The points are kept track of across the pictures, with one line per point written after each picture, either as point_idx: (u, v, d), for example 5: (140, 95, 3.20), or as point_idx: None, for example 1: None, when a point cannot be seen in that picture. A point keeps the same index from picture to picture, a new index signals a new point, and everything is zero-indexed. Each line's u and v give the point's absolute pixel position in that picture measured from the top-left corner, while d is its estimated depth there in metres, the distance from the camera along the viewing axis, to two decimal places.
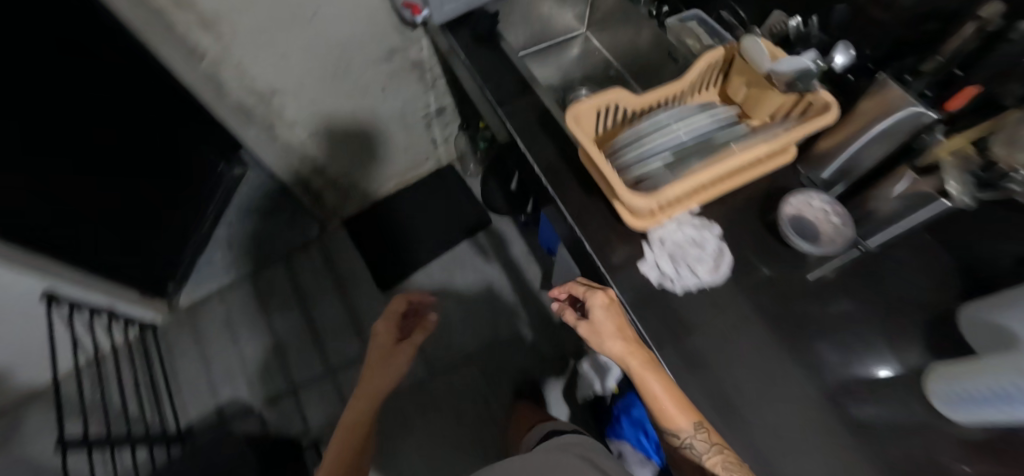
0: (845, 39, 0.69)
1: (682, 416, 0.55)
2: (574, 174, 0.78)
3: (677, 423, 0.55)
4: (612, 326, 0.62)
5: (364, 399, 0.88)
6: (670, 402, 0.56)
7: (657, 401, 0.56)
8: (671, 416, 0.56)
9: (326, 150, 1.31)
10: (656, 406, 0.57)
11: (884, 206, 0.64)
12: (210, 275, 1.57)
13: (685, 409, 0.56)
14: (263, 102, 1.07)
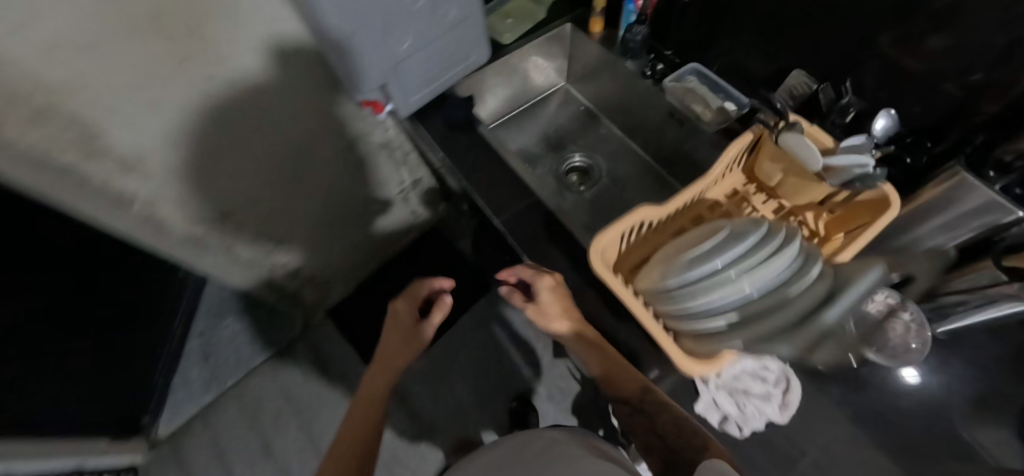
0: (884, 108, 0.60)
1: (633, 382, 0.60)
2: (594, 292, 0.67)
3: (623, 388, 0.60)
4: (558, 306, 0.64)
5: (376, 393, 0.73)
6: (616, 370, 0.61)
7: (613, 367, 0.62)
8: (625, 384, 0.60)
9: (298, 251, 1.18)
10: (610, 378, 0.62)
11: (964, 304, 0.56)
12: (189, 397, 1.41)
13: (628, 376, 0.61)
14: (217, 228, 0.92)
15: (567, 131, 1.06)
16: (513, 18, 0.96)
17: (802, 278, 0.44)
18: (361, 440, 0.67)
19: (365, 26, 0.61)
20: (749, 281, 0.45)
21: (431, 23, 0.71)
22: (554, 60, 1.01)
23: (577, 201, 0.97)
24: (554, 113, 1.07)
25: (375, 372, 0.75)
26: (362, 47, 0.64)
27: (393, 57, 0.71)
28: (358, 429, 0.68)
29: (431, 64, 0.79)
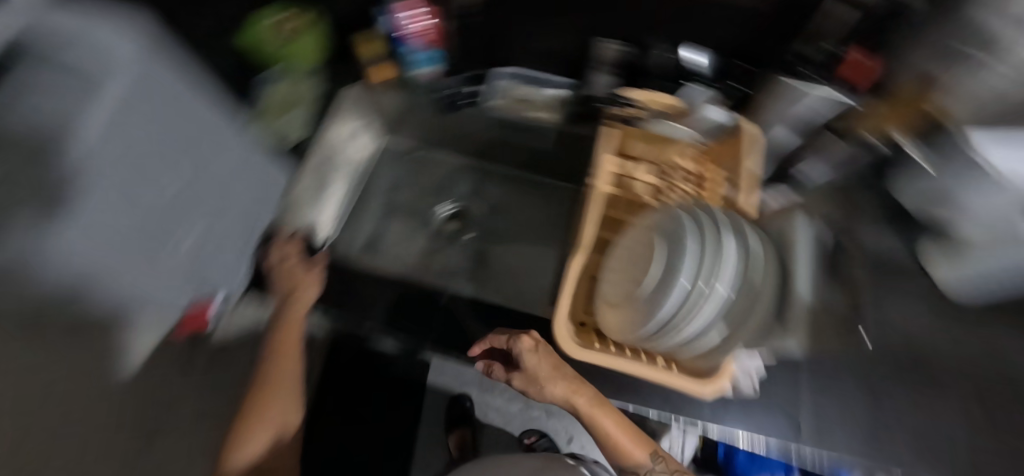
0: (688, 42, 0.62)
1: (638, 451, 0.52)
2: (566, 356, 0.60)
3: (636, 455, 0.52)
4: (547, 367, 0.52)
5: (296, 315, 0.63)
6: (624, 435, 0.52)
7: (617, 440, 0.52)
8: (623, 457, 0.52)
9: None
10: (618, 451, 0.52)
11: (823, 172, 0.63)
12: None
13: (636, 450, 0.52)
14: None
15: (414, 186, 0.92)
16: (291, 110, 0.72)
17: (754, 261, 0.43)
18: (287, 375, 0.59)
19: (104, 212, 0.44)
20: (720, 284, 0.42)
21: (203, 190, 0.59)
22: (359, 129, 0.85)
23: (468, 254, 0.86)
24: (392, 176, 0.92)
25: (288, 344, 0.60)
26: (110, 239, 0.45)
27: (158, 241, 0.53)
28: (284, 365, 0.59)
29: (211, 234, 0.63)
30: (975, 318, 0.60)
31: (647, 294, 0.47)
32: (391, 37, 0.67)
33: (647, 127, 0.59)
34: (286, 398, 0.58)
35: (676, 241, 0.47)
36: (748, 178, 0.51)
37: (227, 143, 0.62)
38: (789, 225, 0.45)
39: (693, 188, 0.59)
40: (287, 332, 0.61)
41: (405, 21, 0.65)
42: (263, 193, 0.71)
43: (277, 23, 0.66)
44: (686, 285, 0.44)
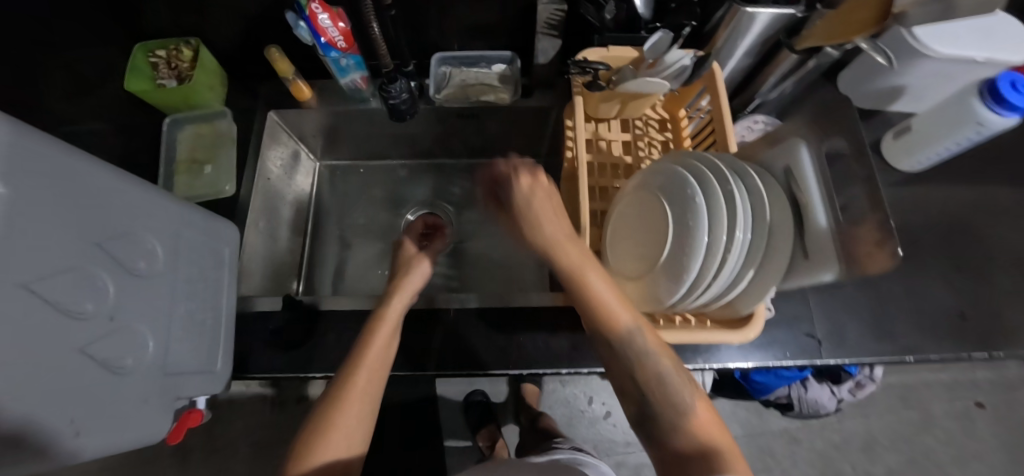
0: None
1: (624, 317, 0.40)
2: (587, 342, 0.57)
3: (619, 333, 0.40)
4: (546, 203, 0.43)
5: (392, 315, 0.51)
6: (613, 312, 0.40)
7: (598, 293, 0.41)
8: (604, 321, 0.40)
9: None
10: (603, 317, 0.40)
11: (775, 89, 0.64)
12: None
13: (616, 318, 0.40)
14: None
15: (363, 201, 0.80)
16: (216, 160, 0.64)
17: (761, 202, 0.43)
18: (379, 362, 0.47)
19: None
20: (737, 229, 0.41)
21: (92, 273, 0.36)
22: (294, 148, 0.74)
23: (449, 261, 0.77)
24: (335, 199, 0.80)
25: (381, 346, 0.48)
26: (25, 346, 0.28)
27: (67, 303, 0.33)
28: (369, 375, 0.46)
29: (154, 336, 0.43)
30: (917, 189, 0.67)
31: (663, 260, 0.46)
32: (318, 46, 0.57)
33: (613, 89, 0.55)
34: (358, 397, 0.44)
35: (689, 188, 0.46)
36: (724, 113, 0.53)
37: (88, 179, 0.35)
38: (788, 156, 0.44)
39: (660, 135, 0.63)
40: (379, 331, 0.49)
41: (326, 23, 0.54)
42: (213, 261, 0.53)
43: (157, 67, 0.62)
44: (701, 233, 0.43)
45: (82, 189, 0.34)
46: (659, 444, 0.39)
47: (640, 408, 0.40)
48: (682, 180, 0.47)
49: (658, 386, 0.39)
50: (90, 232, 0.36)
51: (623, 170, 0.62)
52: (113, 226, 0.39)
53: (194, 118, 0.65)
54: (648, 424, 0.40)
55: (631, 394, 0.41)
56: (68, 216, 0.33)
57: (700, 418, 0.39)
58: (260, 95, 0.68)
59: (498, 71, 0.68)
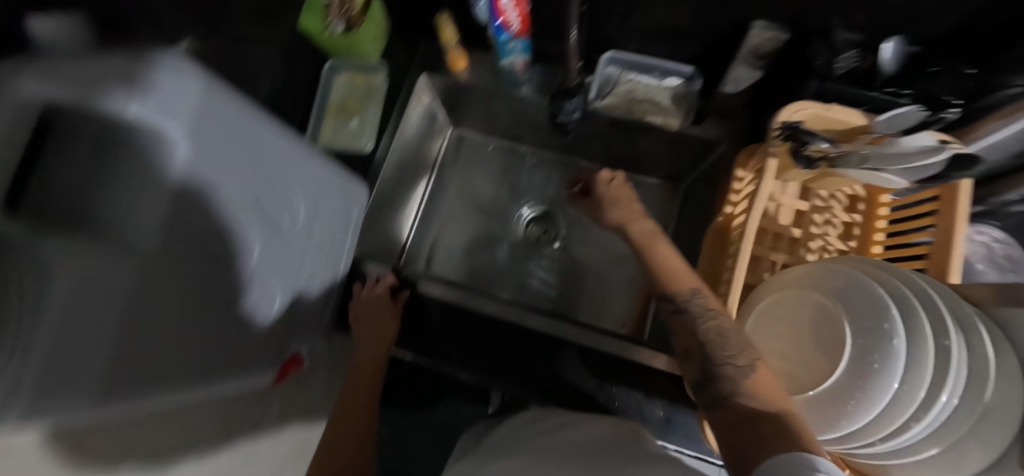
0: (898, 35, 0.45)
1: (683, 281, 0.45)
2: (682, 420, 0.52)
3: (672, 284, 0.45)
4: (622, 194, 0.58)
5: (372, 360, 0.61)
6: (669, 264, 0.47)
7: (664, 260, 0.48)
8: (666, 281, 0.46)
9: None
10: (665, 276, 0.46)
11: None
12: None
13: (680, 278, 0.45)
14: None
15: (483, 181, 0.78)
16: (360, 113, 0.64)
17: (986, 378, 0.35)
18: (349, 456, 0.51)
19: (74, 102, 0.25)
20: (943, 391, 0.35)
21: (243, 229, 0.41)
22: (433, 108, 0.71)
23: (554, 268, 0.73)
24: (458, 169, 0.79)
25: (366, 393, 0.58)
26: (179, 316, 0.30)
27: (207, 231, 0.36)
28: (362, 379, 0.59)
29: (281, 285, 0.49)
30: None
31: (824, 388, 0.39)
32: (491, 26, 0.53)
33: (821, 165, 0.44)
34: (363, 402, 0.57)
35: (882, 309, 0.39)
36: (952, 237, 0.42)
37: (253, 137, 0.39)
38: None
39: (847, 215, 0.53)
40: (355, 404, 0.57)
41: (507, 3, 0.50)
42: (341, 220, 0.57)
43: None
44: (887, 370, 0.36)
45: (244, 147, 0.38)
46: (721, 402, 0.36)
47: (704, 366, 0.39)
48: (884, 309, 0.38)
49: (717, 337, 0.40)
50: (249, 190, 0.40)
51: (785, 243, 0.53)
52: (269, 184, 0.43)
53: (351, 65, 0.65)
54: (710, 385, 0.38)
55: (694, 352, 0.41)
56: (232, 174, 0.37)
57: (763, 382, 0.36)
58: (417, 52, 0.67)
59: (671, 88, 0.59)
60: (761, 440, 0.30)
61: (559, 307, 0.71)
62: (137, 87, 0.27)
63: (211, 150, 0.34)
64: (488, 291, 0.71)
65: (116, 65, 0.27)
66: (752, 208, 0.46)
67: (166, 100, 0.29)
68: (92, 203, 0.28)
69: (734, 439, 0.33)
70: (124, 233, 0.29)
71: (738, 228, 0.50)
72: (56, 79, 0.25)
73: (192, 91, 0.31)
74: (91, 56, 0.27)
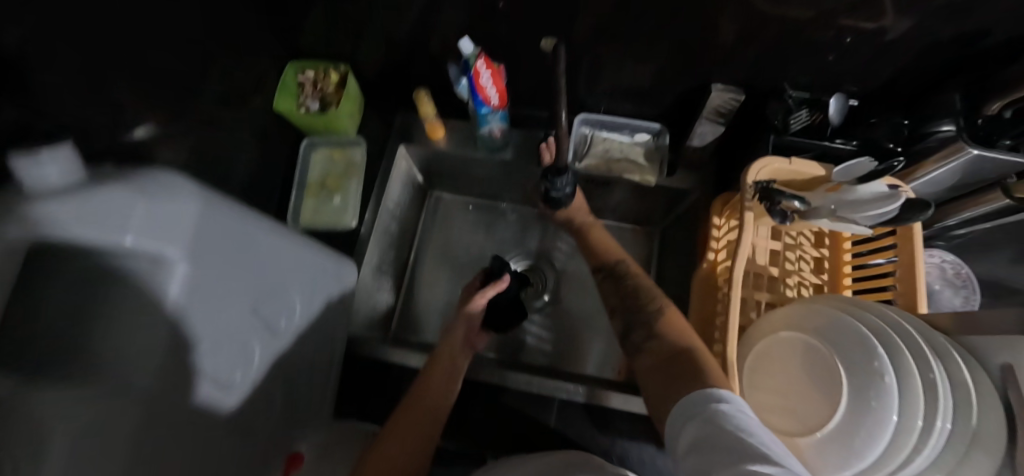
0: (839, 93, 0.50)
1: (613, 256, 0.58)
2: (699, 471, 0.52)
3: (603, 258, 0.58)
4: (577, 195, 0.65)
5: (449, 360, 0.50)
6: (602, 245, 0.60)
7: (600, 242, 0.61)
8: (598, 253, 0.59)
9: None
10: (600, 252, 0.59)
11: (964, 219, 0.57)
12: None
13: (610, 254, 0.59)
14: None
15: (467, 239, 0.78)
16: (343, 190, 0.64)
17: (970, 403, 0.38)
18: None
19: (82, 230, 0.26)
20: (940, 418, 0.37)
21: (244, 339, 0.39)
22: (413, 174, 0.73)
23: (546, 321, 0.73)
24: (441, 230, 0.79)
25: (433, 396, 0.46)
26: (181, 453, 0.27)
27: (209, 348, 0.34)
28: (438, 376, 0.48)
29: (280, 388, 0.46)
30: None
31: (831, 428, 0.41)
32: (472, 102, 0.55)
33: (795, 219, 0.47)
34: (429, 411, 0.45)
35: (863, 343, 0.42)
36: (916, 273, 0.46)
37: (253, 245, 0.39)
38: (1012, 353, 0.37)
39: (815, 250, 0.57)
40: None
41: (486, 81, 0.52)
42: (338, 308, 0.56)
43: (303, 86, 0.65)
44: (883, 405, 0.38)
45: (244, 257, 0.38)
46: (640, 347, 0.46)
47: (628, 318, 0.50)
48: (870, 347, 0.41)
49: (634, 292, 0.52)
50: (249, 300, 0.39)
51: (765, 281, 0.57)
52: (269, 288, 0.41)
53: (329, 142, 0.66)
54: (631, 331, 0.49)
55: (620, 308, 0.52)
56: (231, 285, 0.36)
57: (671, 321, 0.47)
58: (395, 123, 0.69)
59: (643, 144, 0.63)
60: (674, 374, 0.39)
61: (556, 363, 0.70)
62: (135, 217, 0.28)
63: (209, 268, 0.33)
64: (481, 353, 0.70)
65: (110, 200, 0.28)
66: (736, 260, 0.48)
67: (159, 225, 0.29)
68: (92, 334, 0.28)
69: (656, 374, 0.41)
70: (102, 365, 0.28)
71: (723, 276, 0.53)
72: (69, 213, 0.26)
73: (190, 213, 0.31)
74: (96, 188, 0.27)
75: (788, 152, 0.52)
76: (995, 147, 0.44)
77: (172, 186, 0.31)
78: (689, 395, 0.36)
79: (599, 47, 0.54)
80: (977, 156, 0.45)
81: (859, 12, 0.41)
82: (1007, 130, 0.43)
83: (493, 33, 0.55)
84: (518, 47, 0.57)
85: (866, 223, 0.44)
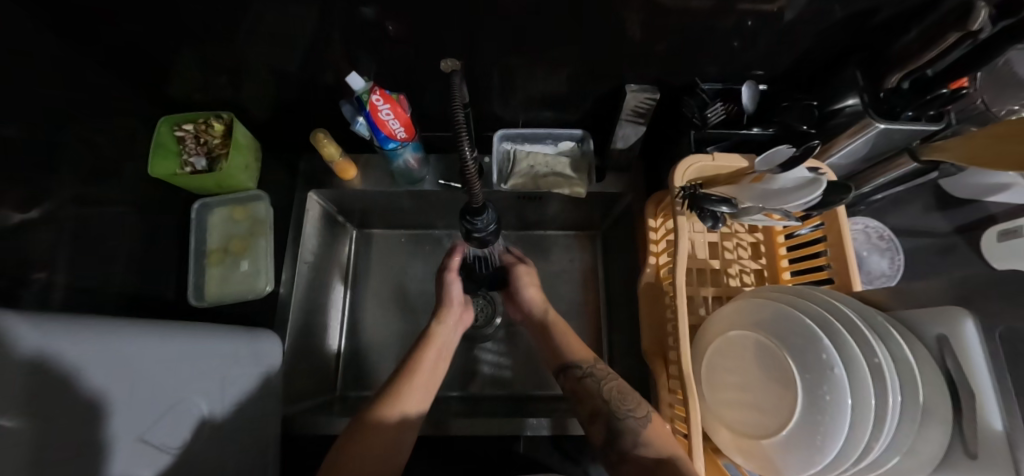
0: (746, 80, 0.50)
1: (581, 354, 0.52)
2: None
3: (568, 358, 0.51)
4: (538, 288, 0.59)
5: (440, 339, 0.52)
6: (568, 343, 0.53)
7: (564, 336, 0.54)
8: (566, 353, 0.52)
9: None
10: (568, 348, 0.53)
11: (875, 184, 0.60)
12: None
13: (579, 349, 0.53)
14: None
15: (403, 274, 0.72)
16: (250, 252, 0.59)
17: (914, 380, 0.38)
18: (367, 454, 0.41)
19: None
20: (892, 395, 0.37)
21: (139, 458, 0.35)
22: (333, 215, 0.68)
23: (502, 346, 0.69)
24: (374, 270, 0.73)
25: (427, 369, 0.49)
26: None
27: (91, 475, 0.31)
28: (431, 356, 0.50)
29: None
30: None
31: (793, 426, 0.40)
32: (376, 139, 0.51)
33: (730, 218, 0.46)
34: (421, 389, 0.47)
35: (797, 333, 0.42)
36: (846, 252, 0.47)
37: (136, 370, 0.36)
38: (942, 324, 0.38)
39: (750, 236, 0.57)
40: (374, 420, 0.43)
41: (387, 115, 0.48)
42: (259, 388, 0.49)
43: (183, 141, 0.57)
44: (836, 391, 0.38)
45: (119, 384, 0.34)
46: (628, 456, 0.43)
47: (608, 423, 0.46)
48: (814, 338, 0.41)
49: (615, 396, 0.47)
50: (139, 424, 0.36)
51: (708, 275, 0.56)
52: (166, 409, 0.39)
53: (227, 200, 0.60)
54: (616, 441, 0.44)
55: (601, 412, 0.47)
56: (108, 418, 0.33)
57: (657, 428, 0.43)
58: (299, 171, 0.64)
59: (568, 152, 0.62)
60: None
61: (519, 391, 0.66)
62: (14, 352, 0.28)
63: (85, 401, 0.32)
64: (442, 395, 0.65)
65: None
66: (679, 270, 0.46)
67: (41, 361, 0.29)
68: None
69: None
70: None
71: (667, 281, 0.52)
72: None
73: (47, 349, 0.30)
74: None
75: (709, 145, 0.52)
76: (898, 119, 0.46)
77: (56, 325, 0.32)
78: None
79: (502, 59, 0.50)
80: (882, 129, 0.46)
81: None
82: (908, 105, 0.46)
83: (387, 57, 0.50)
84: (416, 70, 0.52)
85: (794, 208, 0.44)
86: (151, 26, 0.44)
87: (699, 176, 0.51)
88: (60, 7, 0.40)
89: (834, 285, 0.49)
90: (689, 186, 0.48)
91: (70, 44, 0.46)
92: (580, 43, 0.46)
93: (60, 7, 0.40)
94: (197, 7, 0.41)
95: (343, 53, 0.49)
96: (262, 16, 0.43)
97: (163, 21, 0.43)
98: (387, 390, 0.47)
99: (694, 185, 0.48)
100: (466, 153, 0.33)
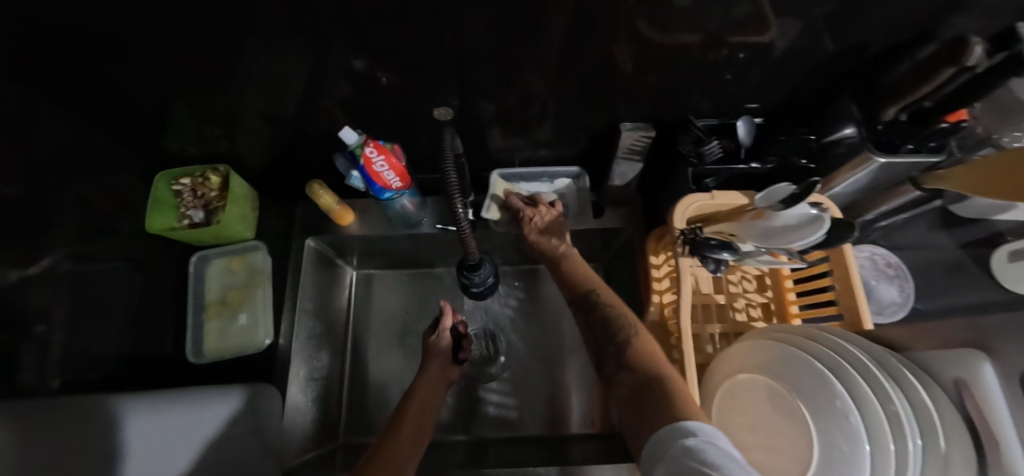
0: (741, 116, 0.50)
1: (582, 284, 0.51)
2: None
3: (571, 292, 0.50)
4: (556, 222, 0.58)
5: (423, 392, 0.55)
6: (574, 273, 0.52)
7: (572, 270, 0.53)
8: (572, 285, 0.51)
9: None
10: (571, 280, 0.52)
11: (878, 210, 0.59)
12: None
13: (583, 281, 0.51)
14: None
15: (405, 313, 0.72)
16: (248, 304, 0.58)
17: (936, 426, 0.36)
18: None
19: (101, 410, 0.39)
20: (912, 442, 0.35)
21: None
22: (333, 259, 0.67)
23: (507, 383, 0.68)
24: (374, 313, 0.72)
25: (414, 418, 0.52)
26: None
27: None
28: (413, 412, 0.52)
29: None
30: None
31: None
32: (370, 190, 0.52)
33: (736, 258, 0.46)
34: (412, 436, 0.49)
35: (812, 373, 0.41)
36: (855, 288, 0.46)
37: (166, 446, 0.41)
38: (960, 367, 0.37)
39: (754, 269, 0.56)
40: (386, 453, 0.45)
41: (381, 167, 0.49)
42: (255, 443, 0.48)
43: (182, 195, 0.58)
44: (852, 438, 0.36)
45: (121, 439, 0.38)
46: (615, 378, 0.40)
47: (597, 350, 0.44)
48: (827, 383, 0.39)
49: (601, 322, 0.45)
50: None
51: (714, 310, 0.56)
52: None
53: (227, 251, 0.60)
54: (604, 365, 0.42)
55: (591, 340, 0.46)
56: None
57: (643, 351, 0.41)
58: (297, 217, 0.64)
59: (564, 189, 0.63)
60: (648, 410, 0.34)
61: (526, 432, 0.64)
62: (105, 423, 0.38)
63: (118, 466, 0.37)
64: (447, 439, 0.64)
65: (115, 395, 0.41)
66: (682, 304, 0.46)
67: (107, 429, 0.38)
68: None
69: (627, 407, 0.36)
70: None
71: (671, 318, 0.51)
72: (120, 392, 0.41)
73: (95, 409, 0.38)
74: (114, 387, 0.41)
75: (707, 179, 0.52)
76: (899, 151, 0.46)
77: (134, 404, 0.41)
78: (661, 430, 0.30)
79: (495, 103, 0.50)
80: (883, 162, 0.46)
81: (747, 33, 0.39)
82: (907, 138, 0.45)
83: (381, 106, 0.50)
84: (410, 116, 0.52)
85: (797, 247, 0.43)
86: (150, 84, 0.45)
87: (698, 215, 0.51)
88: (62, 70, 0.41)
89: (846, 323, 0.47)
90: (688, 229, 0.48)
91: (71, 104, 0.46)
92: (572, 84, 0.47)
93: (62, 70, 0.41)
94: (195, 63, 0.42)
95: (338, 103, 0.50)
96: (258, 70, 0.43)
97: (161, 79, 0.44)
98: (383, 436, 0.48)
99: (694, 228, 0.48)
100: (457, 203, 0.35)
